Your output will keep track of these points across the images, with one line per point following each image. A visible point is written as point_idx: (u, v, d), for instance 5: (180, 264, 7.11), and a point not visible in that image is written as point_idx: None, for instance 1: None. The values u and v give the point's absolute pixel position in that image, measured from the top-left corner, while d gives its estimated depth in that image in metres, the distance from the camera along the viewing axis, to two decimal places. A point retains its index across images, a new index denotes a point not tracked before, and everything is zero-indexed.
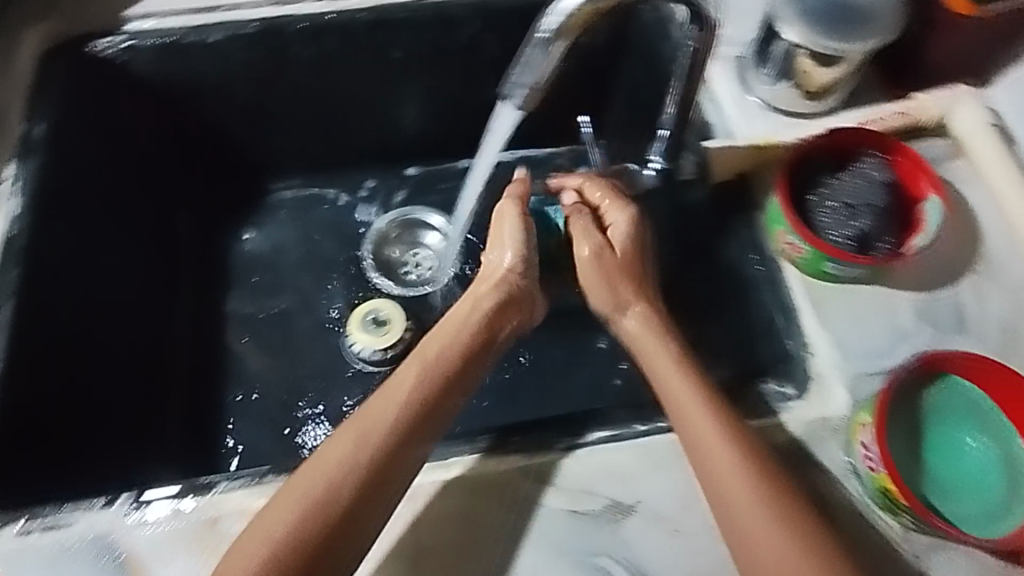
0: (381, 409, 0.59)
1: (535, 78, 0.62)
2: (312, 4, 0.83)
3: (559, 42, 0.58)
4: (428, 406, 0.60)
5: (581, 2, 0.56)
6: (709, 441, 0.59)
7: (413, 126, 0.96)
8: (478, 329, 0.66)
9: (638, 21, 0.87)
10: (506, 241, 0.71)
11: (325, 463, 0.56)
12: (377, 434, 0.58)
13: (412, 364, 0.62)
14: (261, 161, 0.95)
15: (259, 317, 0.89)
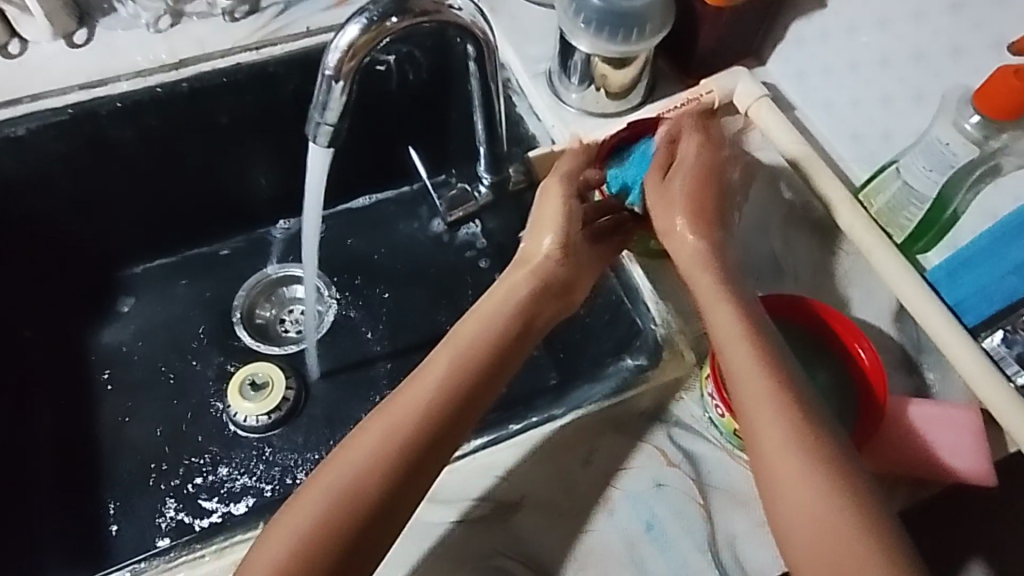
0: (412, 402, 0.58)
1: (331, 114, 0.62)
2: (124, 82, 0.81)
3: (344, 75, 0.60)
4: (465, 398, 0.59)
5: (357, 32, 0.58)
6: (738, 366, 0.59)
7: (256, 185, 0.96)
8: (524, 309, 0.64)
9: (455, 53, 0.92)
10: (549, 225, 0.66)
11: (356, 458, 0.55)
12: (409, 421, 0.57)
13: (450, 353, 0.61)
14: (105, 247, 0.94)
15: (131, 403, 0.90)
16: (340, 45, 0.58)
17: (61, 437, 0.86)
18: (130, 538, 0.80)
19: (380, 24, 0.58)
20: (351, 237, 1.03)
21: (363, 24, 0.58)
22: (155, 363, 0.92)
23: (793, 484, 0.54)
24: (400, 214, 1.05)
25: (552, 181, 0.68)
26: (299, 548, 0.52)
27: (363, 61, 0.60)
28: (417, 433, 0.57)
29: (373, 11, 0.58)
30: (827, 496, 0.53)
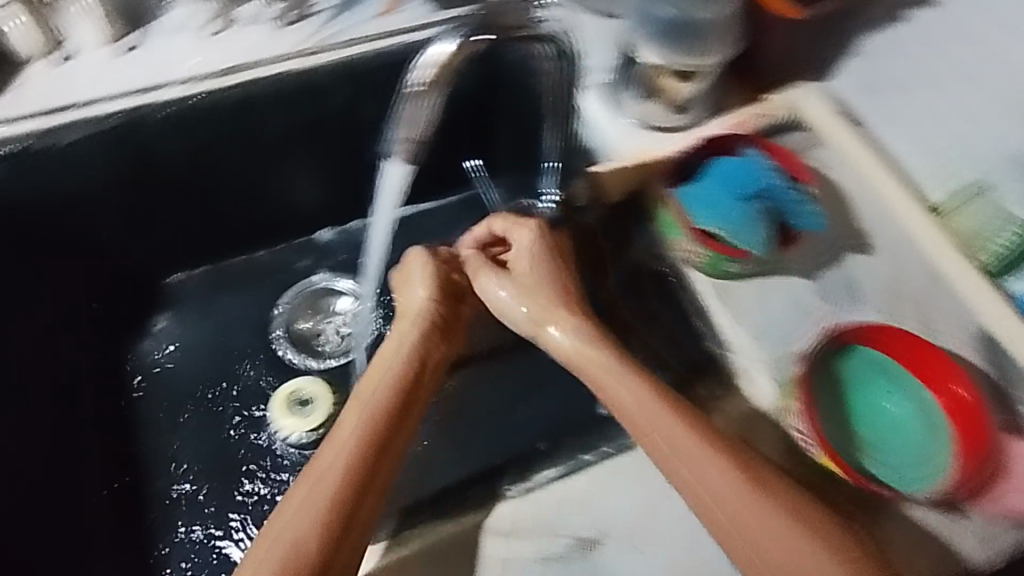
0: (332, 450, 0.61)
1: (415, 129, 0.62)
2: (171, 89, 0.80)
3: (431, 93, 0.58)
4: (383, 431, 0.62)
5: (447, 52, 0.56)
6: (647, 423, 0.59)
7: (301, 196, 0.95)
8: (417, 355, 0.69)
9: (503, 60, 0.87)
10: (419, 288, 0.72)
11: (291, 513, 0.57)
12: (333, 474, 0.59)
13: (356, 402, 0.64)
14: (150, 258, 0.93)
15: (184, 418, 0.91)
16: (428, 64, 0.57)
17: (109, 456, 0.87)
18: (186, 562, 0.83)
19: (466, 43, 0.56)
20: (395, 247, 1.01)
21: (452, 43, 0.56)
22: (204, 382, 0.93)
23: (735, 508, 0.55)
24: (444, 225, 1.03)
25: (419, 248, 0.75)
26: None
27: (449, 79, 0.58)
28: (352, 468, 0.59)
29: (461, 31, 0.56)
30: (771, 519, 0.54)
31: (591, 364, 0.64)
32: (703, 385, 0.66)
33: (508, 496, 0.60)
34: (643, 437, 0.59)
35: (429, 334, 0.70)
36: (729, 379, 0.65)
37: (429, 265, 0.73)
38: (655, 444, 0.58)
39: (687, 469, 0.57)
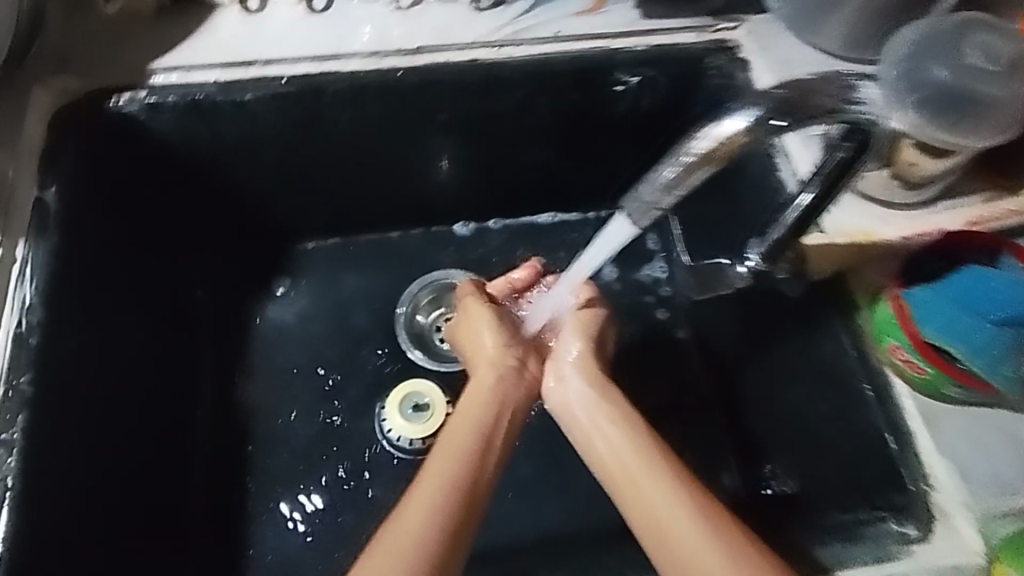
0: (423, 500, 0.56)
1: (663, 200, 0.49)
2: (354, 61, 0.76)
3: (698, 172, 0.45)
4: (472, 480, 0.59)
5: (735, 131, 0.42)
6: (703, 534, 0.55)
7: (449, 188, 0.89)
8: (501, 405, 0.66)
9: (701, 87, 0.79)
10: (484, 327, 0.73)
11: (380, 566, 0.52)
12: (421, 528, 0.55)
13: (439, 449, 0.61)
14: (287, 223, 0.90)
15: (291, 391, 0.86)
16: (709, 137, 0.43)
17: (216, 417, 0.83)
18: (270, 557, 0.78)
19: (761, 126, 0.42)
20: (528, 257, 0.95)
21: (744, 122, 0.42)
22: (315, 355, 0.88)
23: (672, 531, 0.56)
24: (581, 243, 0.96)
25: (465, 285, 0.78)
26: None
27: (727, 161, 0.45)
28: (443, 515, 0.56)
29: (759, 107, 0.42)
30: (698, 535, 0.55)
31: (582, 417, 0.66)
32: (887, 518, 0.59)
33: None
34: (603, 462, 0.63)
35: (511, 383, 0.68)
36: (927, 519, 0.58)
37: (477, 301, 0.75)
38: (620, 468, 0.61)
39: (636, 502, 0.59)
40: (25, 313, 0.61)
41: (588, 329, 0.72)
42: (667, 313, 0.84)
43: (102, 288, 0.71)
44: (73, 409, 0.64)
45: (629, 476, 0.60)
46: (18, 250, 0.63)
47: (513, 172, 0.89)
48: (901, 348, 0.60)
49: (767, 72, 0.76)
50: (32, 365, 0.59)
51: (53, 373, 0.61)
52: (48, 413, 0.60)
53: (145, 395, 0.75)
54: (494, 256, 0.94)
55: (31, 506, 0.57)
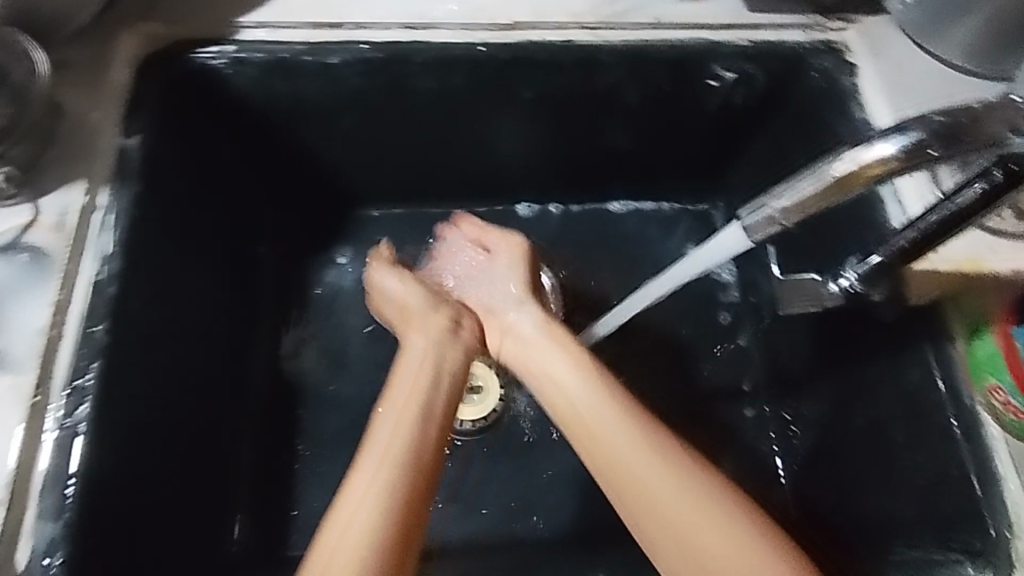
0: (377, 469, 0.54)
1: (789, 217, 0.45)
2: (444, 32, 0.73)
3: (832, 192, 0.42)
4: (425, 443, 0.56)
5: (884, 154, 0.39)
6: (656, 468, 0.55)
7: (520, 168, 0.87)
8: (439, 365, 0.63)
9: (802, 89, 0.76)
10: (388, 290, 0.72)
11: (334, 546, 0.49)
12: (377, 506, 0.51)
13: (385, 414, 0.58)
14: (354, 189, 0.89)
15: (345, 358, 0.85)
16: (854, 160, 0.40)
17: (271, 378, 0.83)
18: (314, 521, 0.77)
19: (917, 154, 0.38)
20: (592, 244, 0.93)
21: (897, 147, 0.38)
22: (372, 324, 0.87)
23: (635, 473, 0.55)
24: (648, 235, 0.94)
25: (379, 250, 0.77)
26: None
27: (871, 185, 0.41)
28: (403, 485, 0.53)
29: (918, 132, 0.38)
30: (668, 482, 0.54)
31: (535, 362, 0.64)
32: None
33: None
34: (563, 411, 0.61)
35: (455, 342, 0.66)
36: (1007, 566, 0.56)
37: (384, 263, 0.74)
38: (580, 415, 0.59)
39: (597, 450, 0.57)
40: (104, 262, 0.61)
41: (517, 266, 0.73)
42: (730, 317, 0.87)
43: (177, 241, 0.70)
44: (146, 359, 0.64)
45: (589, 425, 0.58)
46: (100, 198, 0.63)
47: (588, 156, 0.86)
48: (1003, 389, 0.58)
49: (876, 92, 0.71)
50: (109, 314, 0.59)
51: (129, 321, 0.61)
52: (123, 362, 0.60)
53: (209, 350, 0.75)
54: (556, 241, 0.93)
55: (102, 451, 0.57)
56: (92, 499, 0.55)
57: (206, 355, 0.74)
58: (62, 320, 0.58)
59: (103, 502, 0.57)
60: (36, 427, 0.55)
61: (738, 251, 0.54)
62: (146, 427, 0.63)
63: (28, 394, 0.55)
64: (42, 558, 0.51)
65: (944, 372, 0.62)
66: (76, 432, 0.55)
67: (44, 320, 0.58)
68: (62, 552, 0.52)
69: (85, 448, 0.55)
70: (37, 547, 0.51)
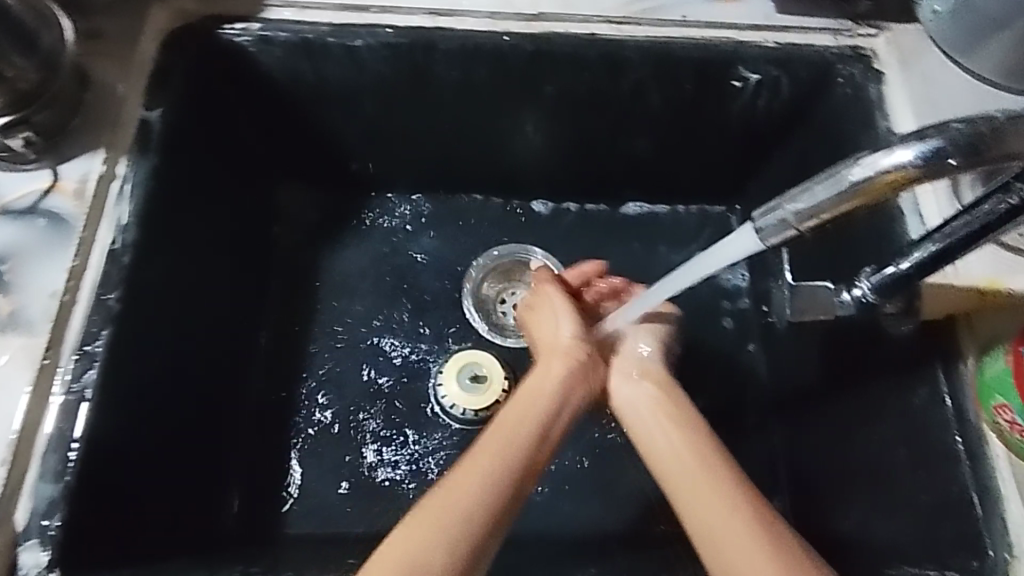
0: (480, 469, 0.55)
1: (803, 222, 0.44)
2: (470, 20, 0.73)
3: (849, 198, 0.41)
4: (532, 459, 0.58)
5: (905, 161, 0.38)
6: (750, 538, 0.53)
7: (538, 162, 0.87)
8: (563, 391, 0.65)
9: (827, 98, 0.75)
10: (557, 322, 0.72)
11: (422, 530, 0.51)
12: (476, 492, 0.54)
13: (501, 424, 0.60)
14: (371, 175, 0.89)
15: (352, 341, 0.86)
16: (873, 166, 0.39)
17: (277, 357, 0.83)
18: (309, 499, 0.78)
19: (936, 164, 0.37)
20: (605, 243, 0.93)
21: (916, 155, 0.38)
22: (380, 310, 0.88)
23: (722, 530, 0.54)
24: (662, 237, 0.93)
25: (545, 275, 0.78)
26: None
27: (889, 193, 0.40)
28: (501, 493, 0.55)
29: (939, 141, 0.37)
30: (750, 543, 0.52)
31: (648, 416, 0.64)
32: None
33: None
34: (664, 463, 0.60)
35: (580, 378, 0.67)
36: None
37: (550, 286, 0.76)
38: (676, 470, 0.59)
39: (690, 501, 0.56)
40: (120, 231, 0.61)
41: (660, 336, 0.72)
42: (734, 323, 0.87)
43: (193, 215, 0.71)
44: (154, 329, 0.64)
45: (687, 481, 0.57)
46: (119, 167, 0.63)
47: (607, 154, 0.86)
48: (1009, 408, 0.56)
49: (901, 102, 0.70)
50: (121, 282, 0.60)
51: (141, 292, 0.62)
52: (132, 331, 0.61)
53: (217, 325, 0.75)
54: (569, 238, 0.92)
55: (106, 418, 0.58)
56: (92, 465, 0.56)
57: (215, 330, 0.75)
58: (76, 286, 0.59)
59: (103, 467, 0.57)
60: (44, 389, 0.55)
61: (748, 254, 0.54)
62: (151, 397, 0.64)
63: (36, 357, 0.56)
64: (40, 519, 0.52)
65: (953, 392, 0.62)
66: (83, 398, 0.56)
67: (57, 285, 0.58)
68: (60, 514, 0.53)
69: (89, 414, 0.56)
70: (37, 508, 0.53)
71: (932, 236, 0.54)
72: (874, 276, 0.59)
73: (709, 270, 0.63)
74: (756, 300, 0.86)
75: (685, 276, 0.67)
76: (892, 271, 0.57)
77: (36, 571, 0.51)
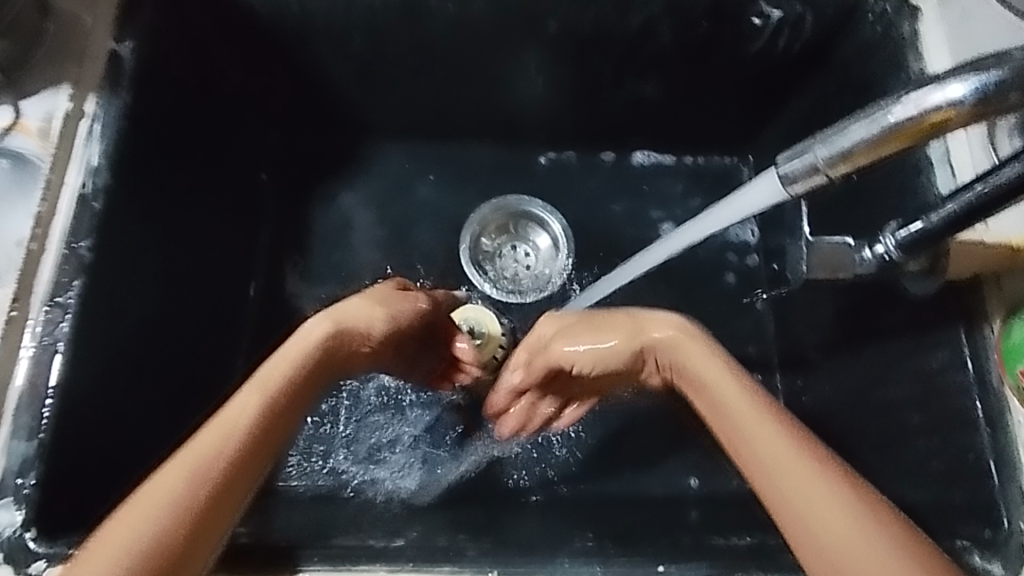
0: (229, 414, 0.46)
1: (834, 168, 0.40)
2: None
3: (891, 142, 0.37)
4: (252, 422, 0.46)
5: (958, 98, 0.34)
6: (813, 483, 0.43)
7: (542, 107, 0.82)
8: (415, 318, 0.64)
9: (852, 38, 0.69)
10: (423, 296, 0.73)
11: (191, 450, 0.44)
12: (222, 455, 0.44)
13: (254, 386, 0.49)
14: (364, 119, 0.84)
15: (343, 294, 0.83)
16: (918, 104, 0.35)
17: (266, 309, 0.80)
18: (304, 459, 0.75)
19: (991, 100, 0.33)
20: (610, 195, 0.88)
21: (971, 89, 0.34)
22: (373, 262, 0.84)
23: (776, 472, 0.45)
24: (670, 190, 0.89)
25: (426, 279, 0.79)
26: (150, 550, 0.39)
27: (933, 134, 0.36)
28: (225, 446, 0.44)
29: (997, 73, 0.33)
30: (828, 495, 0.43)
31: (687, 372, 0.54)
32: (971, 548, 0.54)
33: None
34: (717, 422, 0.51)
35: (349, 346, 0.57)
36: (1017, 561, 0.53)
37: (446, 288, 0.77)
38: (728, 420, 0.49)
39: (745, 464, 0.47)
40: (90, 174, 0.57)
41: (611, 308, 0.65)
42: (737, 279, 0.84)
43: (171, 159, 0.67)
44: (131, 279, 0.61)
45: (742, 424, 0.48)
46: (87, 105, 0.59)
47: (613, 99, 0.80)
48: None
49: (938, 38, 0.63)
50: (93, 229, 0.56)
51: (115, 240, 0.59)
52: (106, 281, 0.58)
53: (201, 275, 0.72)
54: (572, 189, 0.88)
55: (80, 373, 0.55)
56: (66, 422, 0.53)
57: (198, 280, 0.71)
58: (44, 234, 0.55)
59: (77, 423, 0.55)
60: (14, 342, 0.52)
61: (772, 204, 0.50)
62: (129, 350, 0.61)
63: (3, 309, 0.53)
64: (14, 476, 0.49)
65: (975, 354, 0.58)
66: (55, 351, 0.53)
67: (24, 232, 0.55)
68: (36, 473, 0.50)
69: (63, 368, 0.53)
70: (11, 465, 0.50)
71: (978, 183, 0.48)
72: (901, 231, 0.54)
73: (735, 218, 0.58)
74: (768, 257, 0.83)
75: (715, 218, 0.62)
76: (919, 226, 0.53)
77: (11, 529, 0.48)
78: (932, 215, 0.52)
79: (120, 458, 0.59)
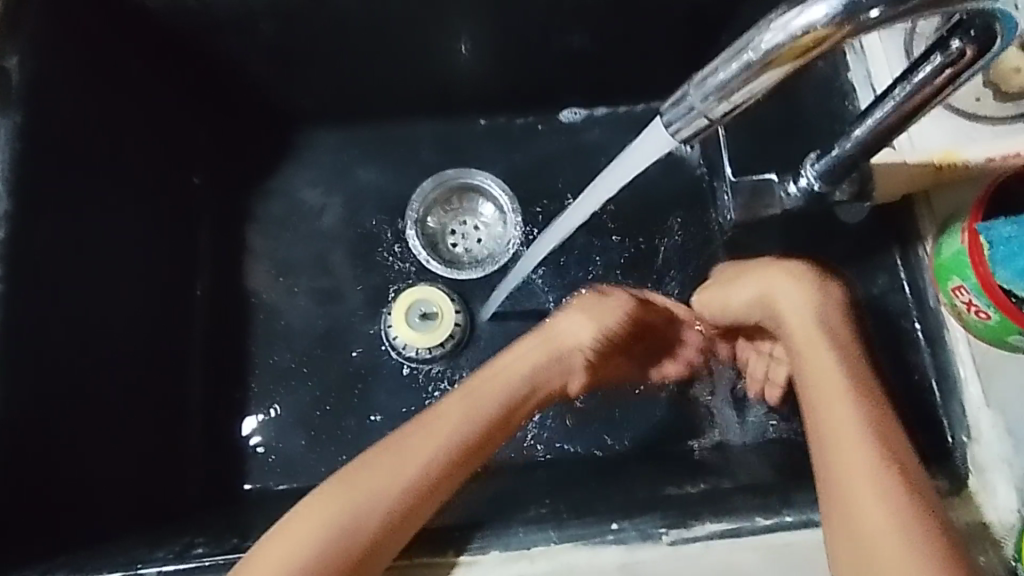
0: (416, 452, 0.57)
1: (715, 107, 0.40)
2: None
3: (765, 72, 0.37)
4: (427, 476, 0.56)
5: (820, 20, 0.33)
6: (854, 498, 0.50)
7: (469, 74, 0.80)
8: (569, 363, 0.64)
9: None
10: (584, 309, 0.64)
11: (371, 483, 0.55)
12: (396, 488, 0.55)
13: (460, 397, 0.60)
14: (290, 108, 0.82)
15: (292, 288, 0.81)
16: (786, 28, 0.34)
17: (217, 311, 0.79)
18: (273, 458, 0.76)
19: (853, 18, 0.33)
20: (554, 155, 0.86)
21: (830, 10, 0.33)
22: (320, 254, 0.83)
23: (836, 467, 0.51)
24: (617, 141, 0.86)
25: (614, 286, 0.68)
26: (323, 559, 0.52)
27: (803, 59, 0.36)
28: (403, 483, 0.55)
29: None
30: (871, 504, 0.49)
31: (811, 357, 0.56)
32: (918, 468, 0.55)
33: (661, 540, 0.51)
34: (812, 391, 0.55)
35: (553, 371, 0.63)
36: (962, 473, 0.54)
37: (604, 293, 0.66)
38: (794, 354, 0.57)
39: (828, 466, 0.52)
40: None
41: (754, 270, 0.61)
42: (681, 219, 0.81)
43: (84, 173, 0.66)
44: (53, 301, 0.61)
45: (822, 398, 0.54)
46: None
47: (541, 57, 0.78)
48: (966, 288, 0.53)
49: None
50: (2, 256, 0.57)
51: (27, 266, 0.58)
52: (23, 304, 0.58)
53: (141, 285, 0.71)
54: (515, 154, 0.86)
55: (9, 402, 0.56)
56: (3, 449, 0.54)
57: (137, 295, 0.70)
58: None
59: (6, 452, 0.55)
60: None
61: (667, 152, 0.49)
62: (63, 375, 0.61)
63: None
64: None
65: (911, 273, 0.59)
66: None
67: None
68: None
69: None
70: None
71: (876, 108, 0.48)
72: (821, 159, 0.54)
73: (647, 161, 0.53)
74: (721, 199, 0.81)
75: (621, 171, 0.59)
76: (834, 153, 0.52)
77: None
78: (845, 142, 0.51)
79: (70, 482, 0.59)
